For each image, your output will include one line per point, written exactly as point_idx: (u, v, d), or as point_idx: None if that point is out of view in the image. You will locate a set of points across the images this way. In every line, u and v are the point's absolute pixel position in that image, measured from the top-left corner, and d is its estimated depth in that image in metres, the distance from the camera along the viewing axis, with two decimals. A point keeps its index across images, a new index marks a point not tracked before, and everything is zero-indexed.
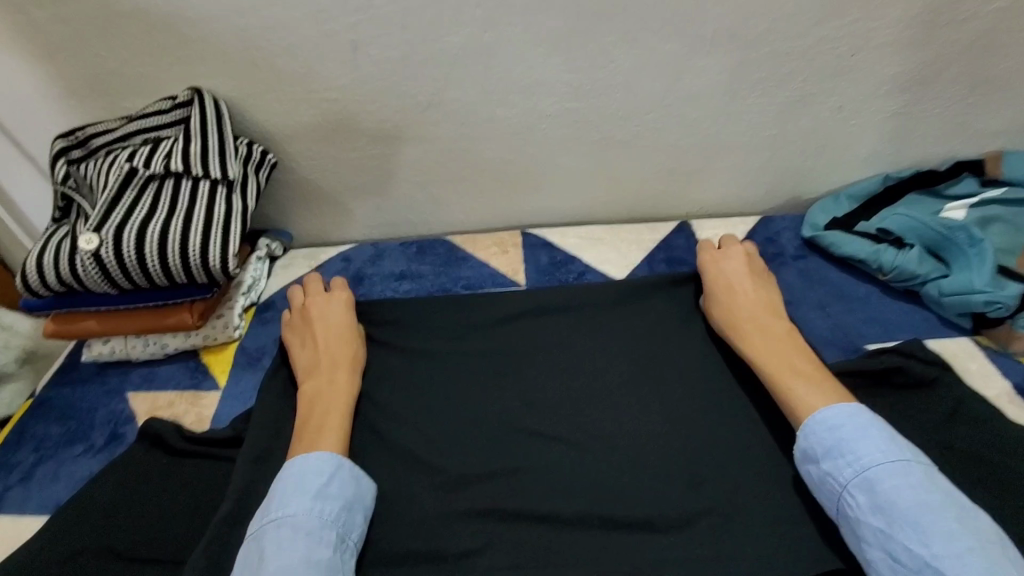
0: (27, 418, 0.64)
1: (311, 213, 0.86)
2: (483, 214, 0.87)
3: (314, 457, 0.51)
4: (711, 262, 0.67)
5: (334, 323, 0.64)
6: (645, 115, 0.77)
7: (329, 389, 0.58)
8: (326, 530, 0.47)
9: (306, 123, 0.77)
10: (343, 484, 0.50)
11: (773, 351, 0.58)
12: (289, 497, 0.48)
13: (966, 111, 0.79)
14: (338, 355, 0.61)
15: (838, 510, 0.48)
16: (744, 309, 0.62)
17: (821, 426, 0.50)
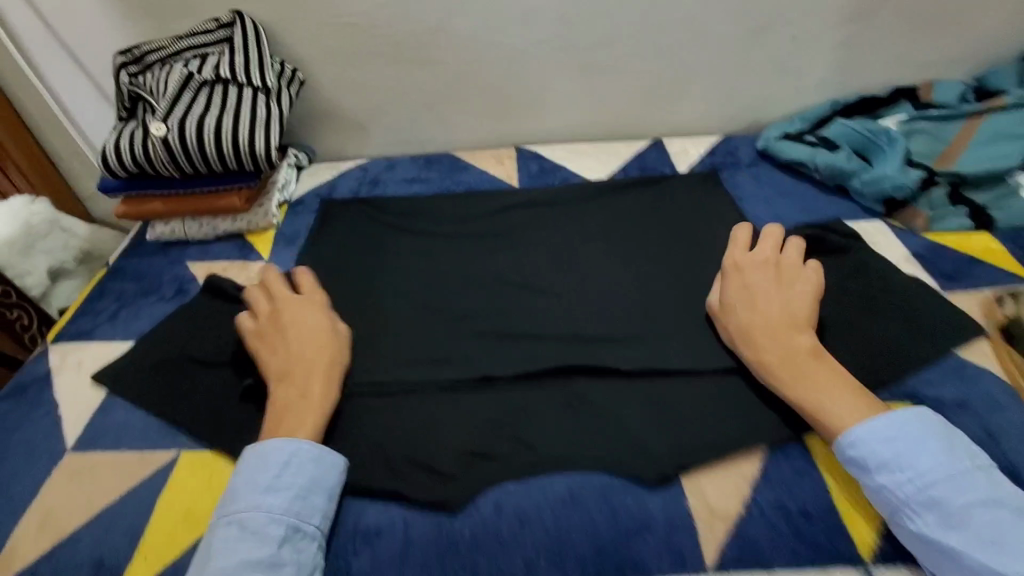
0: (106, 281, 0.78)
1: (332, 130, 0.98)
2: (483, 133, 1.00)
3: (265, 448, 0.49)
4: (740, 265, 0.60)
5: (313, 328, 0.59)
6: (624, 41, 0.89)
7: (303, 399, 0.53)
8: (272, 526, 0.45)
9: (331, 44, 0.88)
10: (298, 470, 0.48)
11: (799, 367, 0.52)
12: (240, 493, 0.46)
13: (905, 41, 0.91)
14: (317, 361, 0.56)
15: (896, 520, 0.45)
16: (766, 320, 0.55)
17: (875, 436, 0.46)
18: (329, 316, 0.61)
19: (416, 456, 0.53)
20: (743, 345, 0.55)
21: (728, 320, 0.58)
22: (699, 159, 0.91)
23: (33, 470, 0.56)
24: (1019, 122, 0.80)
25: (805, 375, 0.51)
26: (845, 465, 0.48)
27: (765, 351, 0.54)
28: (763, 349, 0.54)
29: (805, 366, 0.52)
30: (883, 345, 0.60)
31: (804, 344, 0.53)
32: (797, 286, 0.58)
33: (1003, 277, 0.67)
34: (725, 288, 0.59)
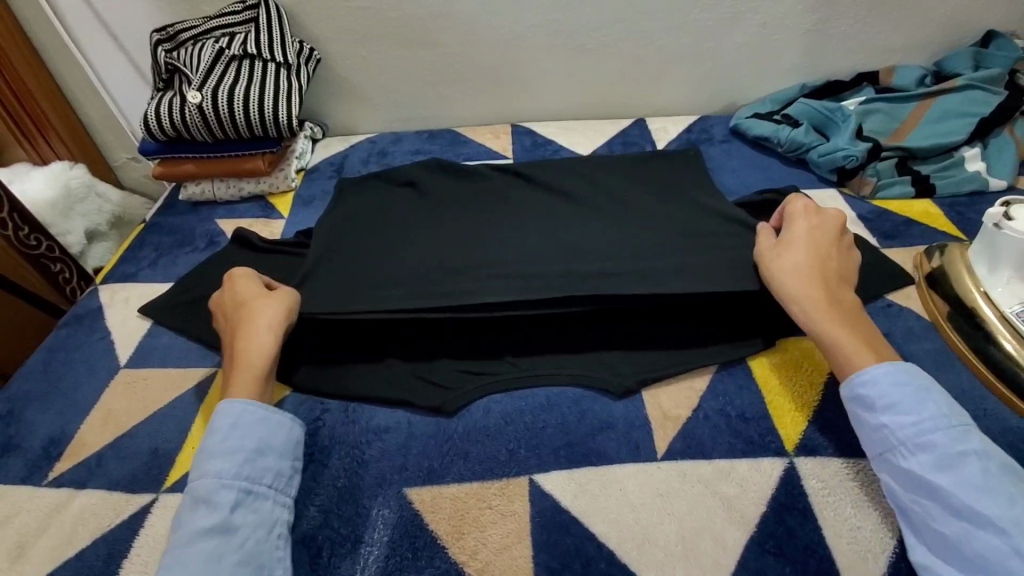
0: (145, 235, 0.88)
1: (344, 106, 1.08)
2: (481, 111, 1.09)
3: (217, 413, 0.52)
4: (805, 215, 0.64)
5: (243, 298, 0.61)
6: (610, 27, 0.98)
7: (236, 359, 0.57)
8: (224, 491, 0.48)
9: (343, 26, 0.98)
10: (243, 435, 0.51)
11: (835, 314, 0.55)
12: (196, 461, 0.50)
13: (868, 29, 0.99)
14: (245, 323, 0.59)
15: (887, 457, 0.48)
16: (818, 265, 0.58)
17: (886, 380, 0.49)
18: (258, 284, 0.63)
19: (415, 369, 0.63)
20: (784, 279, 0.58)
21: (779, 254, 0.60)
22: (676, 137, 1.01)
23: (94, 383, 0.67)
24: (965, 103, 0.89)
25: (841, 317, 0.55)
26: (852, 402, 0.51)
27: (810, 289, 0.56)
28: (807, 288, 0.56)
29: (839, 312, 0.55)
30: None
31: (839, 300, 0.56)
32: (845, 252, 0.62)
33: (935, 236, 0.76)
34: (785, 233, 0.62)
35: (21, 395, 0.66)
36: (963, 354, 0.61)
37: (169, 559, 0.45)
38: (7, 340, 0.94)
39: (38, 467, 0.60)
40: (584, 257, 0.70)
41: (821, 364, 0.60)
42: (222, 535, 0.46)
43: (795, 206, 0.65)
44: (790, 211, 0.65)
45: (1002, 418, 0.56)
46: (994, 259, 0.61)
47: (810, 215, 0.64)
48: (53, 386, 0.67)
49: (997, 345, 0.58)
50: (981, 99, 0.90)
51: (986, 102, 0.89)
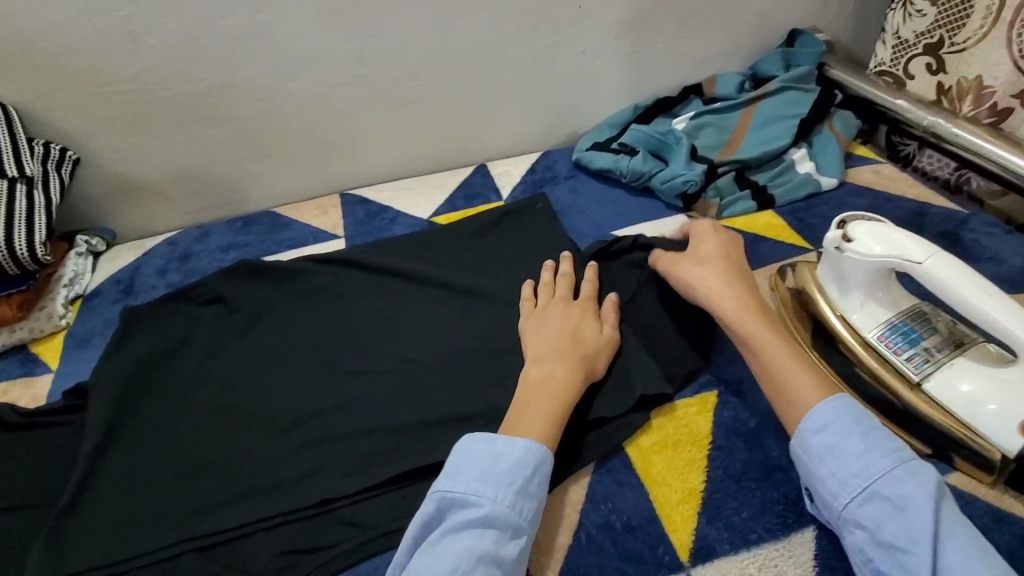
0: None
1: (131, 208, 0.89)
2: (304, 184, 0.95)
3: (518, 443, 0.47)
4: (711, 233, 0.64)
5: (572, 318, 0.60)
6: (426, 75, 0.89)
7: (550, 379, 0.53)
8: (513, 531, 0.44)
9: (103, 117, 0.80)
10: (541, 482, 0.47)
11: (769, 325, 0.54)
12: (490, 482, 0.45)
13: (683, 44, 0.99)
14: (572, 351, 0.56)
15: (872, 490, 0.43)
16: (736, 278, 0.58)
17: (857, 404, 0.48)
18: (588, 304, 0.62)
19: (228, 571, 0.49)
20: (717, 292, 0.57)
21: (697, 270, 0.60)
22: (521, 180, 0.94)
23: None
24: (783, 105, 0.90)
25: (771, 328, 0.54)
26: (822, 432, 0.47)
27: (741, 301, 0.56)
28: (737, 301, 0.56)
29: (766, 325, 0.54)
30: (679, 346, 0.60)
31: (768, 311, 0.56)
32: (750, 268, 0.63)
33: (784, 251, 0.74)
34: (694, 249, 0.62)
35: None
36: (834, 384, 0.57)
37: None
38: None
39: None
40: (432, 380, 0.61)
41: (701, 440, 0.54)
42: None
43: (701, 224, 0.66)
44: (698, 228, 0.65)
45: None
46: (844, 281, 0.57)
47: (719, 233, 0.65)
48: None
49: (855, 363, 0.55)
50: (798, 99, 0.91)
51: (802, 102, 0.91)
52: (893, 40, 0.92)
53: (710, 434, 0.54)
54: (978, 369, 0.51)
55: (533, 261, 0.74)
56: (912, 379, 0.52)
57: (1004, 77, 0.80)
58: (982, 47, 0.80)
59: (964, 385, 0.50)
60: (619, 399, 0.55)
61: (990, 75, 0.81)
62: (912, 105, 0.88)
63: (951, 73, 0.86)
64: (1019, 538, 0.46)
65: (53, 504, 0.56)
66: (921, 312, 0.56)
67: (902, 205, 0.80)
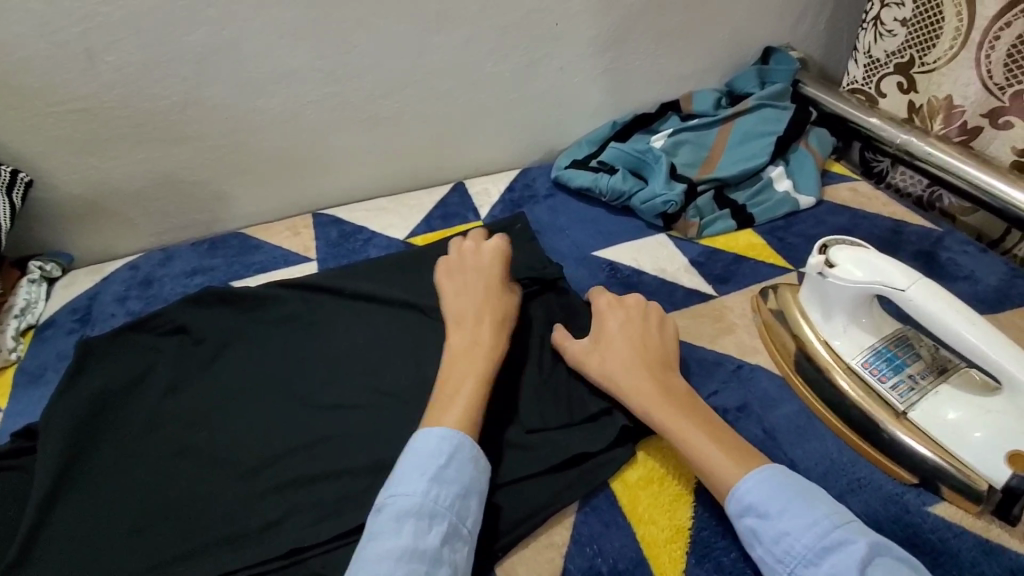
0: None
1: (89, 231, 0.84)
2: (275, 204, 0.92)
3: (431, 434, 0.48)
4: (609, 310, 0.60)
5: (486, 275, 0.62)
6: (400, 93, 0.87)
7: (473, 345, 0.56)
8: (434, 518, 0.43)
9: (57, 136, 0.76)
10: (460, 468, 0.47)
11: (677, 401, 0.52)
12: (405, 476, 0.46)
13: (661, 61, 0.98)
14: (491, 314, 0.58)
15: (795, 575, 0.41)
16: (640, 361, 0.55)
17: (773, 480, 0.45)
18: (504, 264, 0.64)
19: None
20: (622, 377, 0.54)
21: (600, 353, 0.57)
22: (498, 199, 0.92)
23: None
24: (760, 123, 0.90)
25: (683, 414, 0.50)
26: (741, 514, 0.45)
27: (647, 381, 0.53)
28: (642, 382, 0.53)
29: (680, 414, 0.50)
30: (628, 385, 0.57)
31: (677, 383, 0.54)
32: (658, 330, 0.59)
33: (765, 271, 0.73)
34: (596, 328, 0.59)
35: None
36: (818, 412, 0.56)
37: None
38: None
39: None
40: (409, 415, 0.59)
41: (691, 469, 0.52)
42: (429, 567, 0.41)
43: (597, 301, 0.62)
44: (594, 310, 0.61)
45: (877, 485, 0.51)
46: (827, 307, 0.57)
47: (616, 304, 0.61)
48: None
49: (835, 385, 0.55)
50: (774, 118, 0.91)
51: (778, 120, 0.91)
52: (865, 59, 0.94)
53: None
54: (961, 396, 0.51)
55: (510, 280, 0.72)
56: (897, 408, 0.52)
57: (973, 97, 0.81)
58: (952, 67, 0.82)
59: (950, 413, 0.50)
60: (600, 433, 0.54)
61: (959, 95, 0.82)
62: (885, 123, 0.89)
63: (922, 92, 0.87)
64: (1006, 569, 0.46)
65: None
66: (904, 337, 0.56)
67: (879, 223, 0.81)
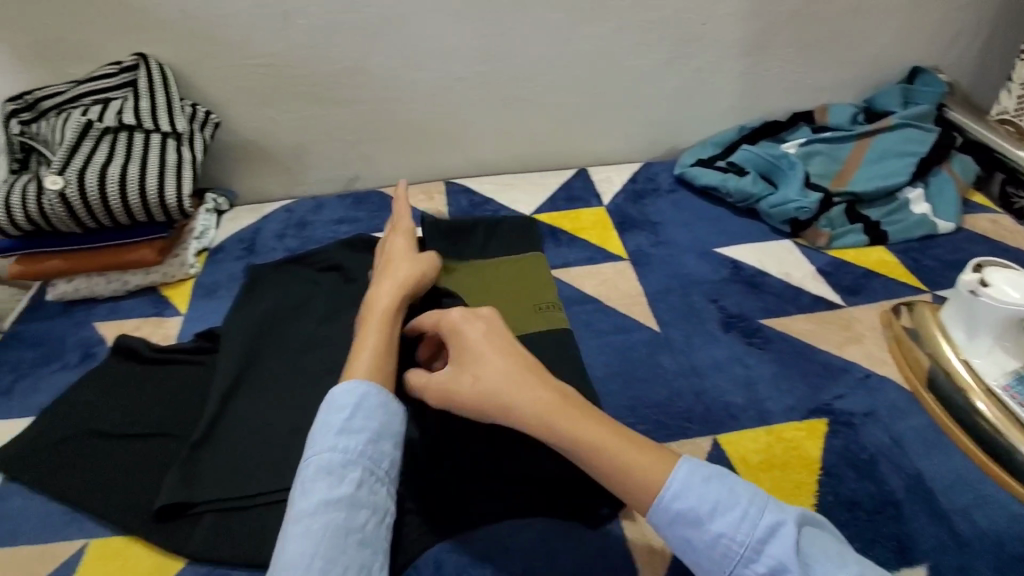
0: (3, 346, 0.72)
1: (254, 173, 0.95)
2: (411, 169, 0.99)
3: (338, 390, 0.51)
4: (465, 322, 0.54)
5: (397, 249, 0.67)
6: (544, 77, 0.92)
7: (368, 306, 0.59)
8: (348, 468, 0.47)
9: (244, 86, 0.86)
10: (367, 416, 0.50)
11: (575, 411, 0.47)
12: (317, 434, 0.49)
13: (800, 70, 0.98)
14: (394, 273, 0.62)
15: (735, 573, 0.42)
16: (517, 372, 0.50)
17: (693, 481, 0.44)
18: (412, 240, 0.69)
19: None
20: (510, 398, 0.48)
21: (476, 375, 0.51)
22: (621, 188, 0.94)
23: None
24: (903, 142, 0.88)
25: (581, 424, 0.47)
26: (672, 524, 0.44)
27: (536, 398, 0.48)
28: (534, 397, 0.48)
29: (583, 427, 0.47)
30: (670, 381, 0.63)
31: (557, 385, 0.50)
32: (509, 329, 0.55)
33: (897, 289, 0.73)
34: (460, 347, 0.53)
35: None
36: (953, 433, 0.56)
37: (279, 546, 0.44)
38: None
39: None
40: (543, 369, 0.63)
41: (802, 459, 0.55)
42: (347, 512, 0.45)
43: (446, 316, 0.55)
44: (444, 328, 0.55)
45: (1007, 506, 0.51)
46: (973, 325, 0.59)
47: (468, 316, 0.55)
48: None
49: (976, 407, 0.56)
50: (918, 138, 0.88)
51: (923, 141, 0.88)
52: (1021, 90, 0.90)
53: (820, 459, 0.55)
54: None
55: (508, 258, 0.78)
56: None
57: None
58: None
59: None
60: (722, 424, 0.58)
61: None
62: None
63: None
64: None
65: (183, 437, 0.58)
66: None
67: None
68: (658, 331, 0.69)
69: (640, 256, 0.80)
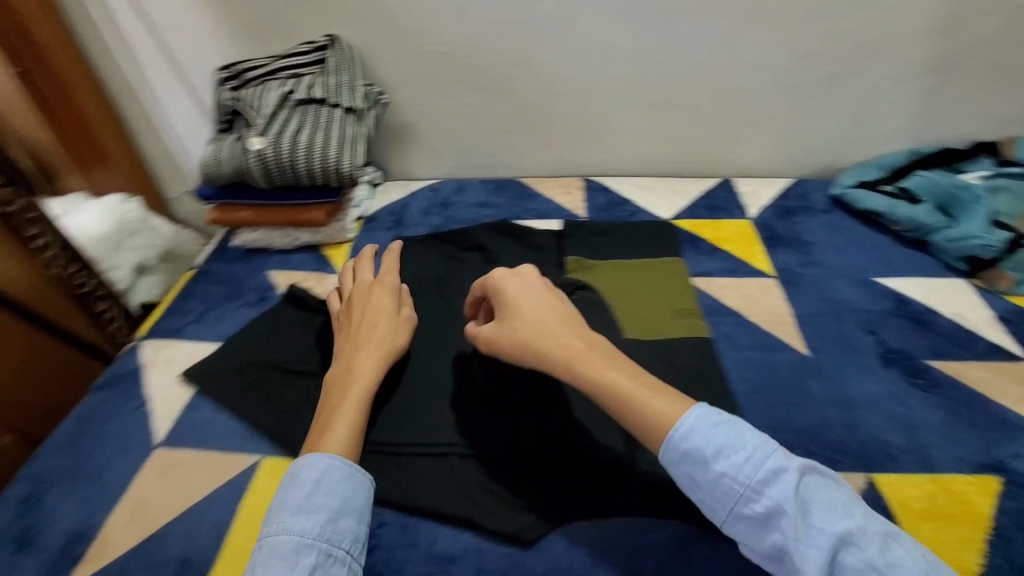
0: (197, 281, 0.82)
1: (407, 152, 1.02)
2: (551, 163, 1.01)
3: (299, 466, 0.50)
4: (507, 281, 0.58)
5: (375, 303, 0.63)
6: (700, 82, 0.90)
7: (347, 376, 0.57)
8: (302, 552, 0.45)
9: (412, 71, 0.92)
10: (329, 492, 0.48)
11: (596, 356, 0.50)
12: (276, 513, 0.47)
13: (993, 95, 0.88)
14: (369, 339, 0.60)
15: (734, 510, 0.43)
16: (551, 324, 0.53)
17: (703, 426, 0.45)
18: (399, 296, 0.64)
19: (485, 481, 0.55)
20: (542, 346, 0.52)
21: (512, 325, 0.54)
22: (769, 203, 0.90)
23: (128, 463, 0.59)
24: None
25: (602, 368, 0.50)
26: (679, 462, 0.45)
27: (564, 343, 0.52)
28: (566, 344, 0.52)
29: (602, 372, 0.50)
30: (814, 408, 0.61)
31: (586, 335, 0.53)
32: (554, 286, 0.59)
33: None
34: (501, 302, 0.57)
35: (49, 473, 0.59)
36: None
37: None
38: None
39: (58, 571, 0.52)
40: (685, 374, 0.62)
41: (971, 516, 0.51)
42: None
43: (491, 275, 0.59)
44: (488, 287, 0.58)
45: None
46: None
47: (514, 274, 0.58)
48: (83, 463, 0.60)
49: None
50: None
51: None
52: None
53: (990, 517, 0.51)
54: None
55: (650, 261, 0.77)
56: None
57: None
58: None
59: None
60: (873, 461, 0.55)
61: None
62: None
63: None
64: None
65: None
66: None
67: None
68: (806, 355, 0.66)
69: (788, 275, 0.77)
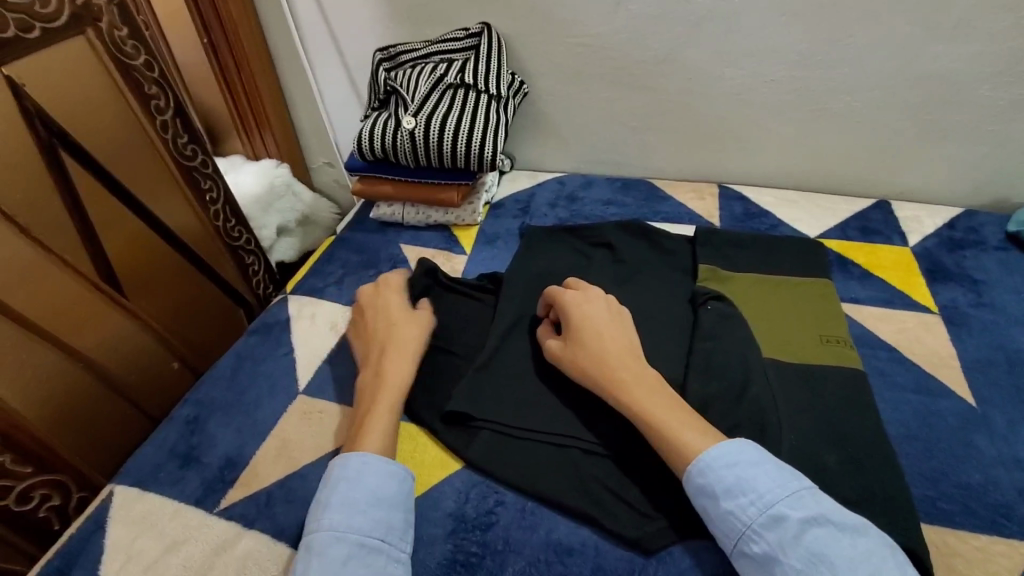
0: (337, 247, 0.88)
1: (539, 143, 1.03)
2: (684, 166, 0.98)
3: (333, 467, 0.53)
4: (576, 305, 0.61)
5: (389, 311, 0.67)
6: (869, 93, 0.82)
7: (377, 381, 0.59)
8: (335, 544, 0.47)
9: (556, 62, 0.92)
10: (359, 487, 0.50)
11: (644, 387, 0.53)
12: (313, 511, 0.50)
13: None
14: (390, 343, 0.63)
15: (739, 546, 0.45)
16: (609, 352, 0.56)
17: (718, 462, 0.47)
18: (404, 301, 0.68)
19: (606, 481, 0.54)
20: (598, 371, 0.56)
21: (574, 348, 0.58)
22: (932, 232, 0.81)
23: (274, 405, 0.65)
24: None
25: (649, 397, 0.53)
26: (694, 495, 0.48)
27: (616, 369, 0.55)
28: (620, 366, 0.55)
29: (648, 401, 0.53)
30: (978, 466, 0.54)
31: (640, 363, 0.56)
32: (623, 316, 0.61)
33: None
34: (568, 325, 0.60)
35: (209, 402, 0.66)
36: None
37: None
38: (155, 282, 0.86)
39: (213, 490, 0.58)
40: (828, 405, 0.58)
41: None
42: None
43: (560, 297, 0.62)
44: (558, 308, 0.62)
45: None
46: None
47: (582, 299, 0.62)
48: (237, 398, 0.66)
49: None
50: None
51: None
52: None
53: None
54: None
55: (794, 278, 0.72)
56: None
57: None
58: None
59: None
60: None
61: None
62: None
63: None
64: None
65: (467, 359, 0.66)
66: None
67: None
68: (973, 406, 0.59)
69: (952, 313, 0.69)
